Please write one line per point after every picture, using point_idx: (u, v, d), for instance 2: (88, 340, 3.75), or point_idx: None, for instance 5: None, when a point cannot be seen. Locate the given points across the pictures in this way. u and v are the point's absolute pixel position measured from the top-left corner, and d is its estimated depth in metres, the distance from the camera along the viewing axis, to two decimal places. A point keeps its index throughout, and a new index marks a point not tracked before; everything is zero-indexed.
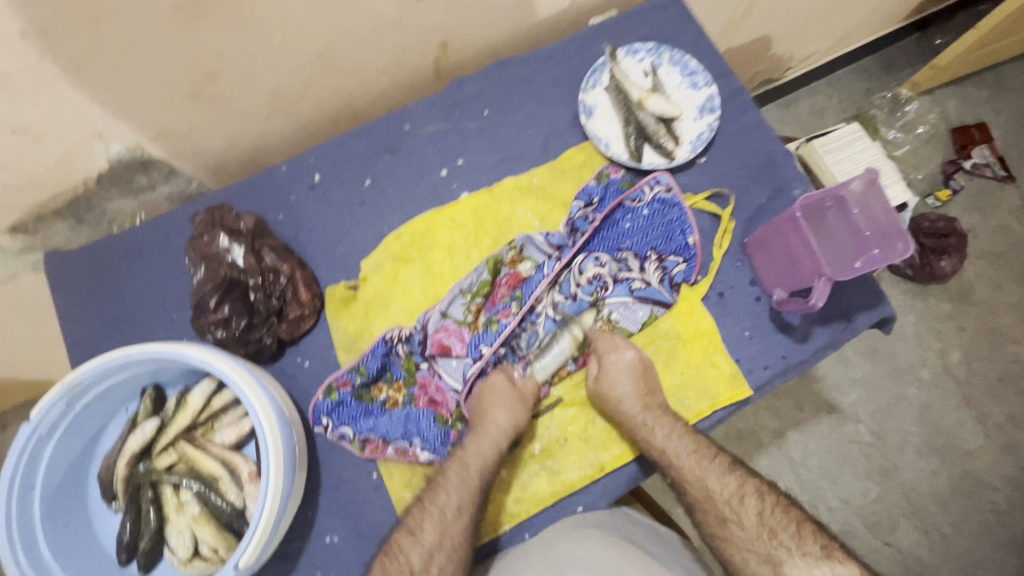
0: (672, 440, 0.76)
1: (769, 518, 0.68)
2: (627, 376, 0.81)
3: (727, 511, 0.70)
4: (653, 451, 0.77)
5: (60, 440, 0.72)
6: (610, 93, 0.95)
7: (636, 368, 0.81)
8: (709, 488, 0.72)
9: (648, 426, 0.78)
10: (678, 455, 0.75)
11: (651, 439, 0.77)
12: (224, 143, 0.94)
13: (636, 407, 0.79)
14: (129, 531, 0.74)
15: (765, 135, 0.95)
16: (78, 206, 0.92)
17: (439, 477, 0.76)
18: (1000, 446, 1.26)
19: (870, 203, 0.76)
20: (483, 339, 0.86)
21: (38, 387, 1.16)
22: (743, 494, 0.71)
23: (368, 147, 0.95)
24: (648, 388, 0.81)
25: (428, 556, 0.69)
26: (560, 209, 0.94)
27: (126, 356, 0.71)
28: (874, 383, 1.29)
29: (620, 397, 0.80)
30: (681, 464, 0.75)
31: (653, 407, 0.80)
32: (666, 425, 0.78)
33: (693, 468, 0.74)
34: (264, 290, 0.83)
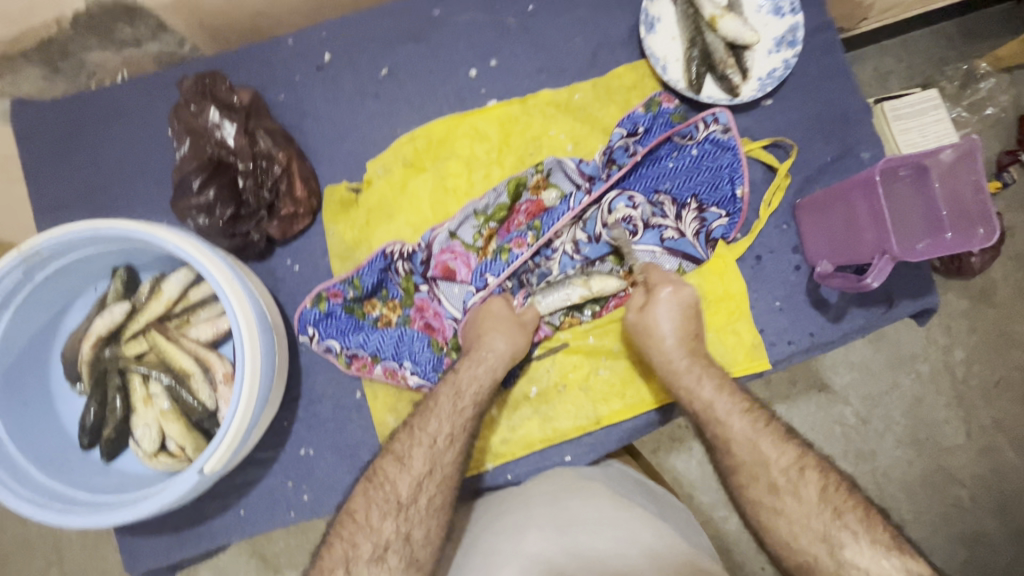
0: (722, 396, 0.68)
1: (833, 496, 0.59)
2: (671, 309, 0.73)
3: (781, 482, 0.61)
4: (695, 404, 0.69)
5: (18, 311, 0.66)
6: (678, 5, 0.81)
7: (688, 307, 0.73)
8: (765, 453, 0.63)
9: (689, 370, 0.71)
10: (722, 410, 0.67)
11: (694, 394, 0.69)
12: (225, 3, 0.81)
13: (678, 354, 0.71)
14: (92, 417, 0.70)
15: (846, 84, 0.83)
16: (50, 51, 0.81)
17: (430, 402, 0.69)
18: (978, 448, 1.15)
19: (957, 178, 0.66)
20: (490, 267, 0.77)
21: None
22: (803, 466, 0.61)
23: (388, 30, 0.82)
24: (693, 332, 0.73)
25: (416, 488, 0.63)
26: (598, 135, 0.82)
27: (91, 229, 0.62)
28: (870, 369, 1.17)
29: (661, 335, 0.72)
30: (728, 423, 0.66)
31: (696, 355, 0.72)
32: (714, 378, 0.70)
33: (745, 430, 0.65)
34: (254, 178, 0.73)
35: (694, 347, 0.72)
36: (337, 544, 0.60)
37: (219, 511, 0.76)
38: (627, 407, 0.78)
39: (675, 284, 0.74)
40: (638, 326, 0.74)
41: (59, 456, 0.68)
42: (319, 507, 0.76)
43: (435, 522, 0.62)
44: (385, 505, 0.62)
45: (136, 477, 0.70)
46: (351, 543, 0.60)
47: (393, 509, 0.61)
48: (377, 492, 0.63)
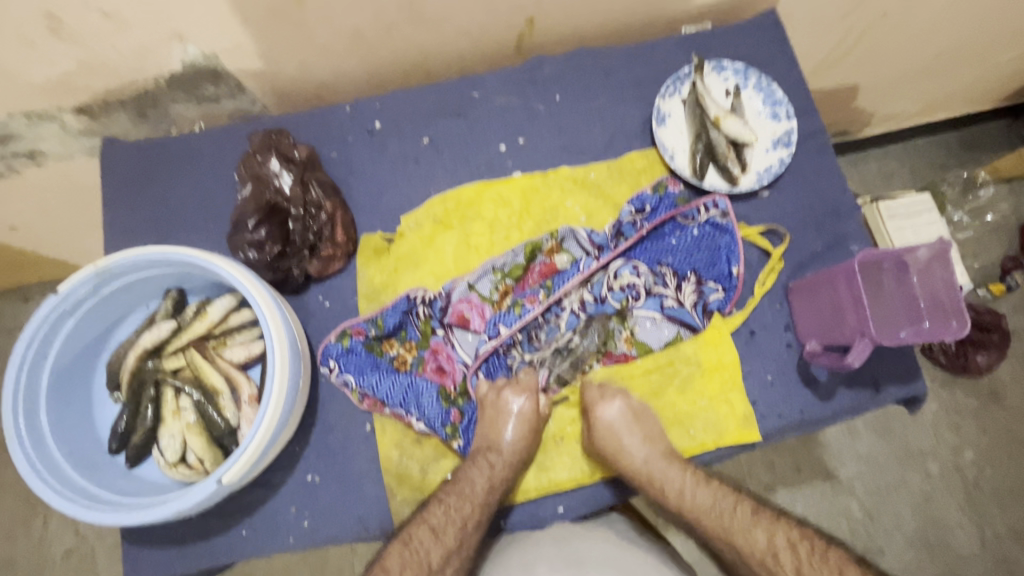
0: (689, 491, 0.76)
1: (807, 573, 0.67)
2: (620, 416, 0.79)
3: (762, 570, 0.70)
4: (670, 502, 0.77)
5: (80, 320, 0.73)
6: (687, 105, 0.93)
7: (629, 415, 0.79)
8: (738, 547, 0.72)
9: (653, 470, 0.77)
10: (695, 510, 0.76)
11: (665, 498, 0.77)
12: (296, 71, 0.95)
13: (640, 461, 0.77)
14: (124, 423, 0.75)
15: (837, 183, 0.92)
16: (143, 101, 0.95)
17: (465, 485, 0.74)
18: (994, 558, 1.23)
19: (932, 274, 0.73)
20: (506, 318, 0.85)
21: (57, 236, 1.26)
22: (777, 551, 0.70)
23: (432, 106, 0.94)
24: (647, 430, 0.79)
25: (446, 560, 0.70)
26: (609, 209, 0.92)
27: (158, 253, 0.71)
28: (877, 460, 1.28)
29: (620, 444, 0.77)
30: (702, 521, 0.76)
31: (656, 456, 0.78)
32: (676, 480, 0.77)
33: (716, 526, 0.75)
34: (303, 222, 0.83)
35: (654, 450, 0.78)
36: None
37: (221, 528, 0.79)
38: None
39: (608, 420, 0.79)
40: (602, 436, 0.78)
41: (88, 459, 0.73)
42: (319, 534, 0.79)
43: None
44: (419, 569, 0.68)
45: (154, 484, 0.75)
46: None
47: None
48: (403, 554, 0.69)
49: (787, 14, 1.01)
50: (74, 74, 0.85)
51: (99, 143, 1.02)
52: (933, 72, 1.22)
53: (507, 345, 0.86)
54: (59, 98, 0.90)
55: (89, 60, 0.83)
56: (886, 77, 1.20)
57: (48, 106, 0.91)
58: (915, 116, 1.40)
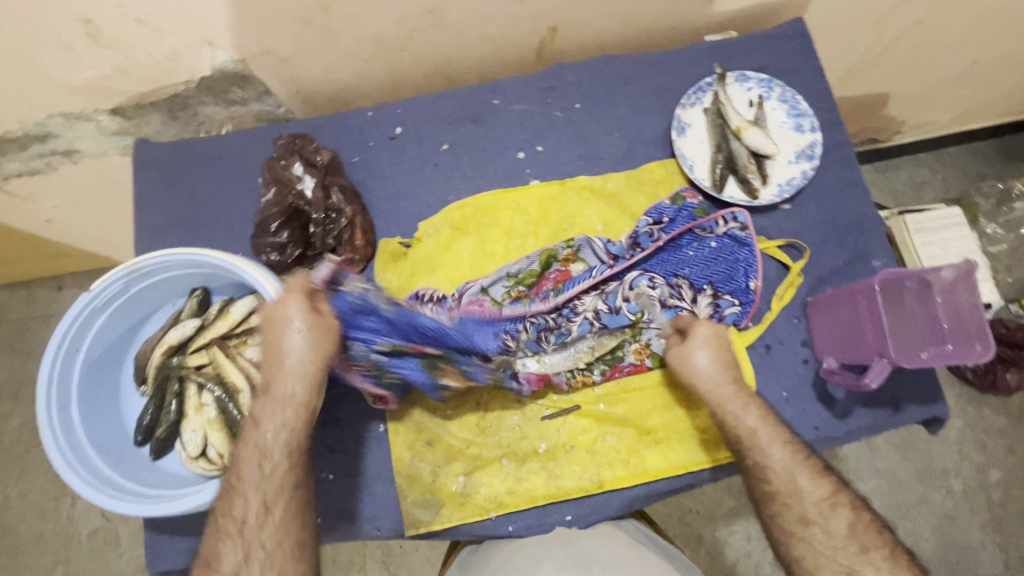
0: (765, 426, 0.74)
1: (860, 535, 0.68)
2: (704, 346, 0.77)
3: (812, 513, 0.70)
4: (739, 429, 0.74)
5: (110, 316, 0.76)
6: (708, 115, 0.92)
7: (722, 341, 0.78)
8: (798, 485, 0.71)
9: (727, 398, 0.75)
10: (763, 440, 0.73)
11: (738, 421, 0.74)
12: (321, 76, 0.97)
13: (720, 381, 0.76)
14: (149, 416, 0.78)
15: (861, 196, 0.91)
16: (174, 103, 0.98)
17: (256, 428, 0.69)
18: None
19: (957, 295, 0.71)
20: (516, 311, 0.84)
21: (88, 230, 1.31)
22: (835, 503, 0.70)
23: (453, 112, 0.96)
24: (732, 361, 0.78)
25: (262, 515, 0.67)
26: (626, 219, 0.91)
27: (186, 254, 0.74)
28: (896, 476, 1.25)
29: (698, 370, 0.76)
30: (768, 451, 0.73)
31: (739, 385, 0.76)
32: (756, 408, 0.75)
33: (783, 461, 0.72)
34: (324, 226, 0.85)
35: (737, 376, 0.77)
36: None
37: None
38: (630, 475, 0.81)
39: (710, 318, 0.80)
40: (677, 361, 0.78)
41: (114, 450, 0.76)
42: (331, 531, 0.81)
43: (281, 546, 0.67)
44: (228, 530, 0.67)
45: (175, 477, 0.78)
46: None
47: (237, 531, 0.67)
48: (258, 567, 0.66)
49: (815, 23, 0.99)
50: (110, 77, 0.89)
51: (131, 143, 1.05)
52: (967, 81, 1.18)
53: (512, 335, 0.84)
54: (95, 100, 0.93)
55: (125, 64, 0.87)
56: (917, 85, 1.17)
57: (85, 107, 0.94)
58: (947, 125, 1.37)
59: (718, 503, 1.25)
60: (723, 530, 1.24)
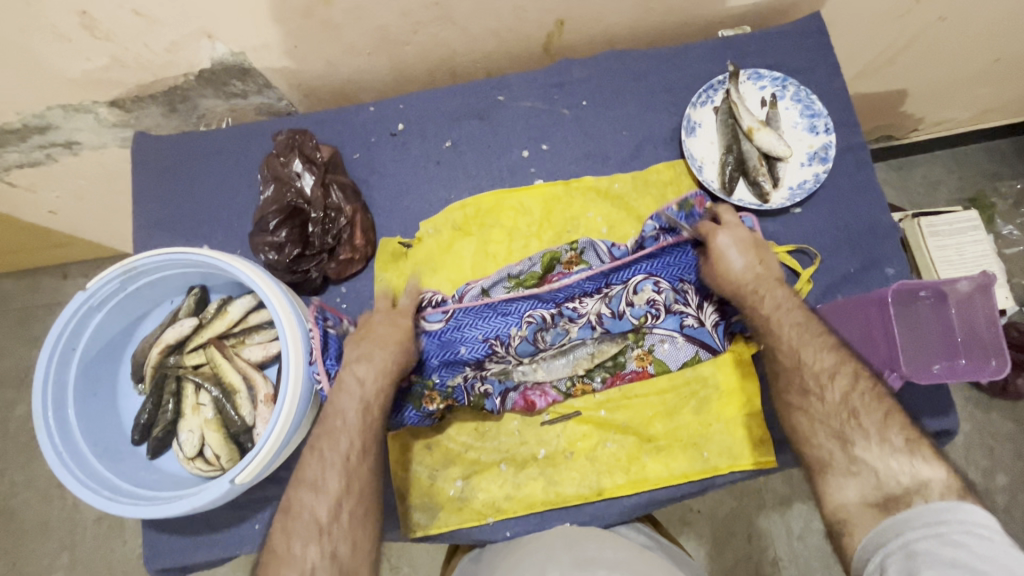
0: (776, 315, 0.73)
1: (855, 399, 0.64)
2: (727, 242, 0.78)
3: (811, 384, 0.68)
4: (755, 318, 0.75)
5: (107, 314, 0.75)
6: (720, 115, 0.89)
7: (745, 242, 0.78)
8: (803, 363, 0.69)
9: (746, 295, 0.76)
10: (777, 329, 0.73)
11: (755, 311, 0.75)
12: (323, 69, 0.95)
13: (737, 278, 0.77)
14: (146, 415, 0.78)
15: (875, 201, 0.88)
16: (173, 95, 0.97)
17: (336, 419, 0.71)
18: None
19: (973, 308, 0.69)
20: (512, 312, 0.81)
21: (91, 221, 1.30)
22: (835, 373, 0.67)
23: (457, 107, 0.93)
24: (759, 259, 0.78)
25: (336, 505, 0.67)
26: (632, 220, 0.89)
27: (182, 254, 0.72)
28: None
29: (718, 269, 0.78)
30: (778, 336, 0.72)
31: (763, 279, 0.76)
32: (777, 296, 0.75)
33: (791, 341, 0.71)
34: (323, 225, 0.83)
35: (758, 272, 0.77)
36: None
37: (236, 520, 0.82)
38: (630, 483, 0.80)
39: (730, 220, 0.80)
40: (710, 268, 0.79)
41: (111, 449, 0.75)
42: None
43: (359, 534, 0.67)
44: (306, 532, 0.65)
45: (172, 476, 0.77)
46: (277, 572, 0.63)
47: (316, 532, 0.65)
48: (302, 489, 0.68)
49: (833, 18, 0.96)
50: (108, 69, 0.87)
51: (130, 135, 1.04)
52: (989, 78, 1.14)
53: (504, 342, 0.80)
54: (94, 92, 0.92)
55: (122, 56, 0.85)
56: (937, 83, 1.13)
57: (83, 99, 0.93)
58: (966, 123, 1.32)
59: (720, 504, 1.24)
60: (724, 530, 1.23)
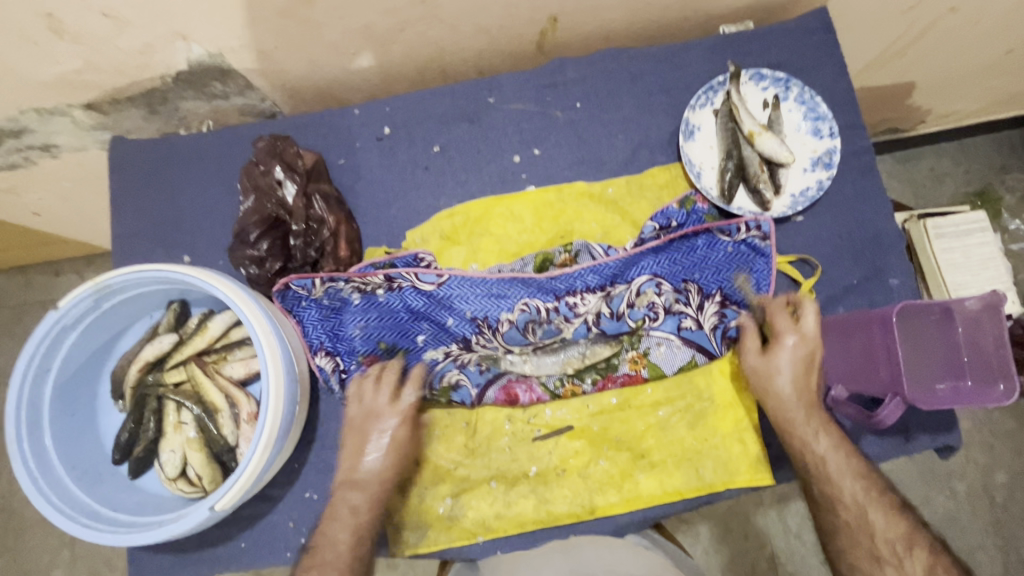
0: (837, 453, 0.69)
1: (884, 525, 0.65)
2: (783, 359, 0.74)
3: (849, 501, 0.67)
4: (805, 456, 0.71)
5: (82, 333, 0.73)
6: (720, 117, 0.85)
7: (807, 363, 0.73)
8: (868, 520, 0.66)
9: (800, 423, 0.72)
10: (833, 471, 0.69)
11: (808, 449, 0.71)
12: (306, 70, 0.91)
13: (792, 407, 0.72)
14: (127, 433, 0.76)
15: (881, 208, 0.85)
16: (152, 97, 0.93)
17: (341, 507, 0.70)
18: None
19: (981, 328, 0.66)
20: (506, 295, 0.82)
21: (72, 222, 1.27)
22: (911, 542, 0.64)
23: (446, 110, 0.89)
24: (811, 385, 0.73)
25: None
26: (627, 226, 0.86)
27: (157, 271, 0.70)
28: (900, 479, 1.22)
29: (771, 385, 0.74)
30: (839, 482, 0.68)
31: (813, 407, 0.72)
32: (830, 434, 0.71)
33: (855, 494, 0.67)
34: (305, 238, 0.80)
35: (815, 399, 0.73)
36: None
37: (222, 538, 0.80)
38: (623, 501, 0.78)
39: (804, 331, 0.74)
40: (755, 373, 0.75)
41: (91, 470, 0.74)
42: None
43: None
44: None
45: (155, 497, 0.76)
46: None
47: None
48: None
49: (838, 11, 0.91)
50: (80, 72, 0.83)
51: (110, 137, 1.00)
52: (1001, 72, 1.09)
53: (492, 325, 0.82)
54: (68, 95, 0.88)
55: (94, 59, 0.81)
56: (947, 77, 1.09)
57: (57, 103, 0.89)
58: (971, 116, 1.28)
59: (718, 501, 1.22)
60: (722, 527, 1.20)
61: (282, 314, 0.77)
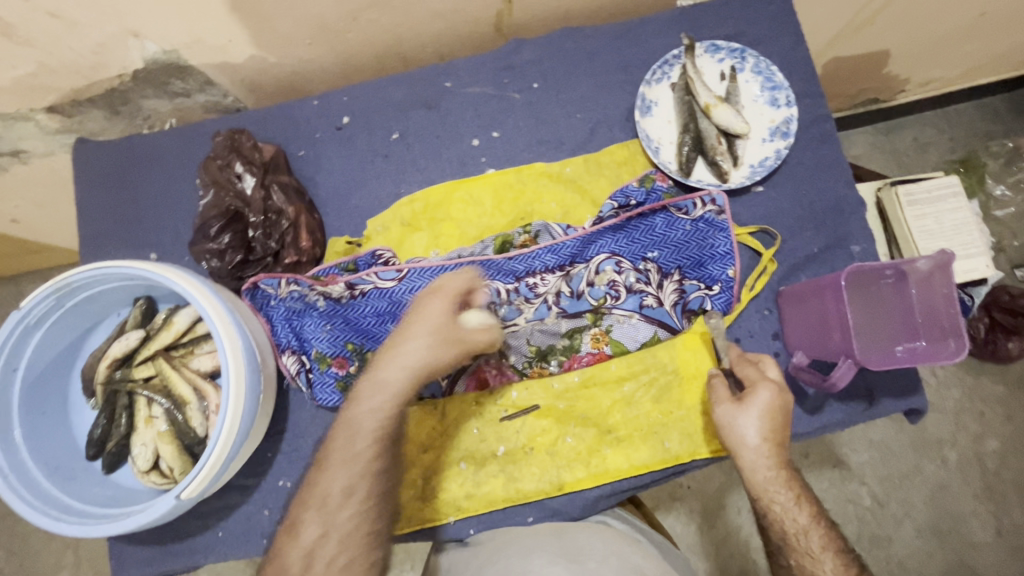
0: (816, 528, 0.67)
1: None
2: (758, 410, 0.68)
3: None
4: (779, 524, 0.68)
5: (47, 332, 0.74)
6: (676, 91, 0.85)
7: (778, 413, 0.68)
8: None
9: (777, 488, 0.68)
10: (814, 544, 0.67)
11: (788, 517, 0.68)
12: (264, 63, 0.91)
13: (769, 465, 0.68)
14: (99, 429, 0.77)
15: (841, 175, 0.84)
16: (112, 97, 0.93)
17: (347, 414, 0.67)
18: (1009, 548, 1.18)
19: (933, 288, 0.67)
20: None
21: (48, 228, 1.27)
22: None
23: (405, 97, 0.90)
24: (781, 436, 0.69)
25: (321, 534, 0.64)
26: (587, 205, 0.86)
27: (114, 267, 0.70)
28: (889, 447, 1.23)
29: (745, 441, 0.68)
30: (819, 560, 0.66)
31: (783, 463, 0.69)
32: (800, 499, 0.68)
33: (836, 574, 0.65)
34: (264, 229, 0.80)
35: (785, 454, 0.69)
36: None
37: (200, 529, 0.81)
38: (591, 476, 0.79)
39: (774, 378, 0.70)
40: (727, 423, 0.70)
41: (65, 467, 0.75)
42: None
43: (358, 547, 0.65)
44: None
45: (129, 491, 0.77)
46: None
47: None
48: (312, 506, 0.65)
49: None
50: (38, 74, 0.83)
51: (76, 140, 1.01)
52: (971, 35, 1.08)
53: None
54: (29, 99, 0.88)
55: (48, 61, 0.81)
56: (916, 42, 1.08)
57: (20, 107, 0.90)
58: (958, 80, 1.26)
59: (709, 478, 1.22)
60: (714, 504, 1.21)
61: (250, 311, 0.77)
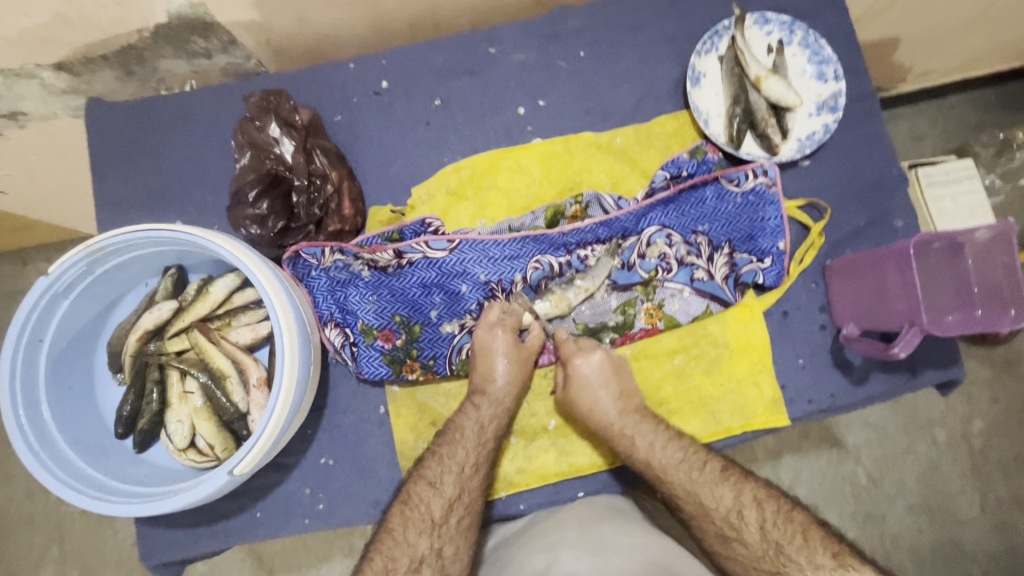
0: (657, 448, 0.70)
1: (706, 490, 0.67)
2: (590, 374, 0.74)
3: (688, 488, 0.68)
4: (638, 463, 0.71)
5: (75, 301, 0.69)
6: (725, 63, 0.84)
7: (604, 370, 0.74)
8: (704, 504, 0.66)
9: (627, 432, 0.72)
10: (665, 461, 0.70)
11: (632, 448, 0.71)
12: (294, 23, 0.85)
13: (612, 413, 0.73)
14: (129, 406, 0.72)
15: (884, 150, 0.85)
16: (129, 56, 0.86)
17: (454, 433, 0.70)
18: (994, 522, 1.19)
19: (991, 258, 0.67)
20: (520, 255, 0.80)
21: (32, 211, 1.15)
22: (742, 507, 0.65)
23: (444, 62, 0.86)
24: (621, 390, 0.75)
25: (448, 508, 0.65)
26: (637, 176, 0.85)
27: (153, 231, 0.66)
28: (886, 430, 1.22)
29: (593, 406, 0.73)
30: (671, 473, 0.69)
31: (627, 413, 0.73)
32: (647, 433, 0.71)
33: (683, 481, 0.68)
34: (308, 195, 0.77)
35: (627, 406, 0.74)
36: (376, 557, 0.62)
37: (236, 510, 0.78)
38: None
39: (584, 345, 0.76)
40: (572, 399, 0.75)
41: (95, 445, 0.70)
42: (334, 517, 0.77)
43: (465, 539, 0.65)
44: (421, 524, 0.64)
45: (164, 470, 0.73)
46: (389, 558, 0.62)
47: (428, 527, 0.64)
48: (432, 488, 0.66)
49: None
50: (50, 26, 0.76)
51: (84, 103, 0.93)
52: (980, 24, 1.05)
53: (506, 287, 0.80)
54: (36, 54, 0.80)
55: (65, 10, 0.74)
56: (933, 30, 1.05)
57: (25, 63, 0.81)
58: (987, 65, 1.21)
59: None
60: None
61: (294, 281, 0.74)
